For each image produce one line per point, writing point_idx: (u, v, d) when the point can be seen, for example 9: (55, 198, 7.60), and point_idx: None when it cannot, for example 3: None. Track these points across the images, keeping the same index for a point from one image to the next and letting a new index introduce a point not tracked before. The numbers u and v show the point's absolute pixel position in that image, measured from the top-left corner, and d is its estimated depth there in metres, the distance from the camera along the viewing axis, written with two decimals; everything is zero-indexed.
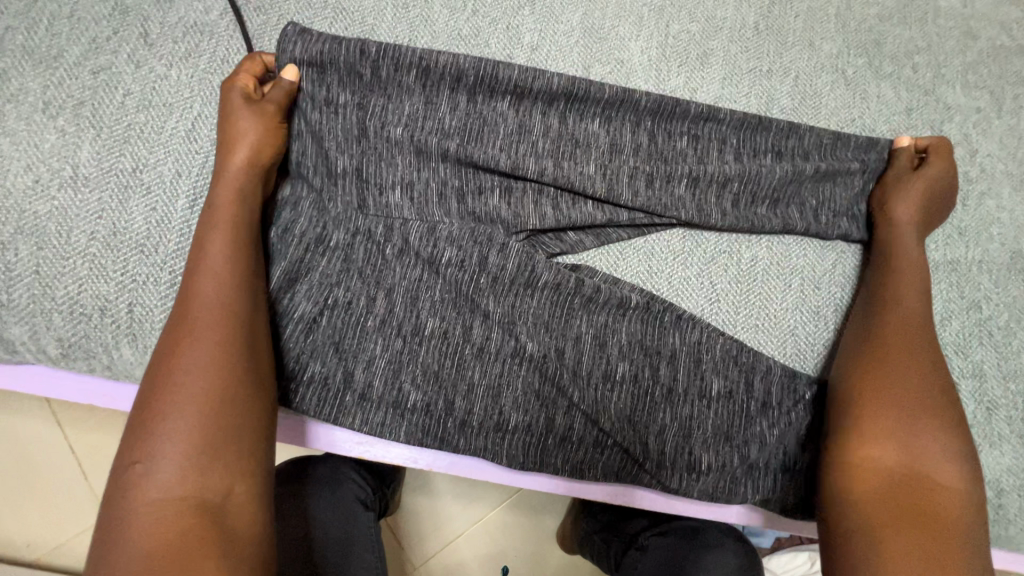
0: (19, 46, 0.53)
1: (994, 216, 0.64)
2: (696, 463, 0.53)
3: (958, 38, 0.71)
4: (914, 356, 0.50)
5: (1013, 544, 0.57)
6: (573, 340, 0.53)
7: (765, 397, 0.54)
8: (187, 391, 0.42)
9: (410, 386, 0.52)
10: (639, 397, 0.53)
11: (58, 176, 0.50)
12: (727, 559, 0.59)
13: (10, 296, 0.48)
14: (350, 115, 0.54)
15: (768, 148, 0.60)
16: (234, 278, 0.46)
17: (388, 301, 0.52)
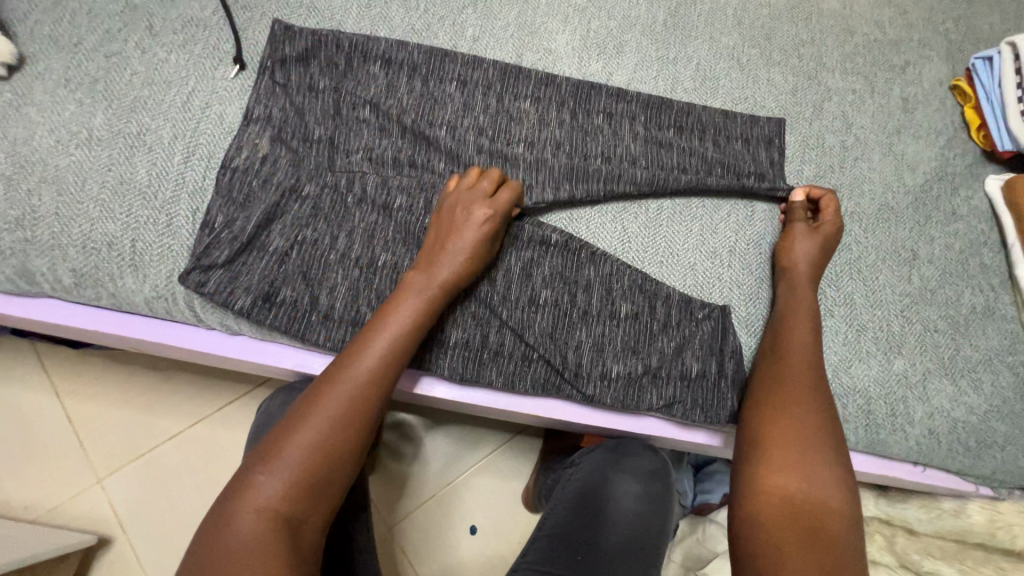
0: (46, 35, 0.64)
1: (865, 176, 0.76)
2: (607, 373, 0.64)
3: (838, 32, 0.84)
4: (798, 373, 0.58)
5: (884, 445, 0.68)
6: (503, 271, 0.65)
7: (666, 318, 0.65)
8: (310, 438, 0.51)
9: (367, 309, 0.62)
10: (559, 317, 0.64)
11: (76, 137, 0.61)
12: (642, 464, 0.72)
13: (34, 233, 0.59)
14: (325, 96, 0.67)
15: (668, 125, 0.74)
16: (401, 349, 0.56)
17: (349, 239, 0.63)
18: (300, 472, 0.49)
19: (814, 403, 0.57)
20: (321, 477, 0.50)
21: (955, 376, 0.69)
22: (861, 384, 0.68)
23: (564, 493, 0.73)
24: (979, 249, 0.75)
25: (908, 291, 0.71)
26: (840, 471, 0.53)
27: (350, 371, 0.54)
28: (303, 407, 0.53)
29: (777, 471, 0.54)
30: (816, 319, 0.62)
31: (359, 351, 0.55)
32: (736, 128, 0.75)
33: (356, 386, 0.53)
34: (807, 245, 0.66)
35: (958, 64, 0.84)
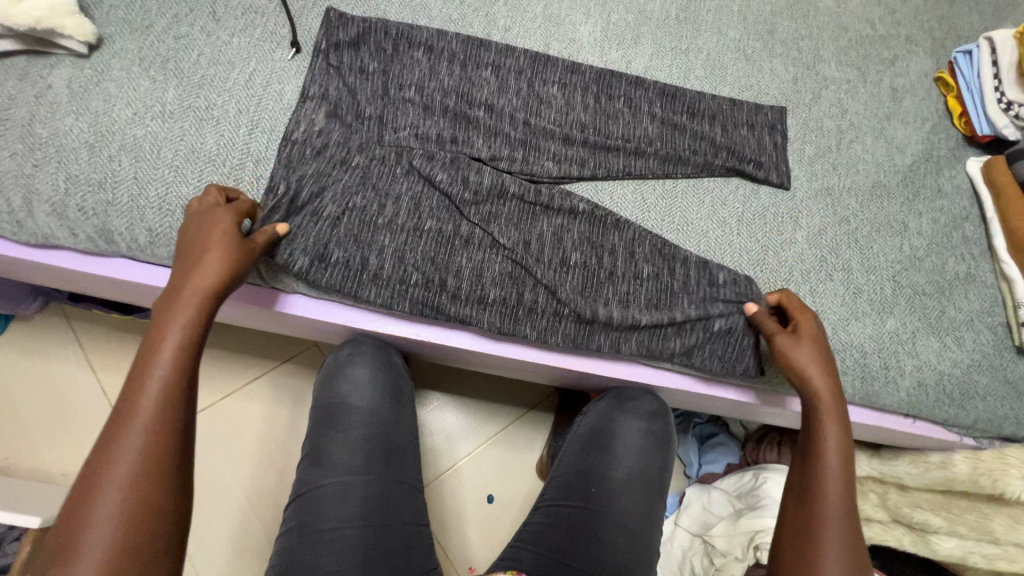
0: (120, 18, 0.70)
1: (859, 156, 0.84)
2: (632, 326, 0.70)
3: (834, 28, 0.92)
4: (827, 492, 0.59)
5: (879, 396, 0.75)
6: (537, 235, 0.71)
7: (685, 279, 0.72)
8: (111, 505, 0.46)
9: (413, 269, 0.68)
10: (589, 277, 0.71)
11: (151, 110, 0.67)
12: (645, 406, 0.78)
13: (114, 195, 0.65)
14: (375, 78, 0.73)
15: (682, 107, 0.81)
16: (183, 365, 0.52)
17: (395, 206, 0.69)
18: (118, 521, 0.46)
19: (841, 518, 0.57)
20: (145, 525, 0.47)
21: (941, 334, 0.76)
22: (857, 340, 0.75)
23: (574, 439, 0.80)
24: (962, 223, 0.83)
25: (899, 258, 0.79)
26: None
27: (143, 404, 0.49)
28: (99, 451, 0.48)
29: None
30: (843, 426, 0.62)
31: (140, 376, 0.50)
32: (745, 115, 0.82)
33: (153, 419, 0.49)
34: (806, 357, 0.64)
35: (942, 59, 0.93)
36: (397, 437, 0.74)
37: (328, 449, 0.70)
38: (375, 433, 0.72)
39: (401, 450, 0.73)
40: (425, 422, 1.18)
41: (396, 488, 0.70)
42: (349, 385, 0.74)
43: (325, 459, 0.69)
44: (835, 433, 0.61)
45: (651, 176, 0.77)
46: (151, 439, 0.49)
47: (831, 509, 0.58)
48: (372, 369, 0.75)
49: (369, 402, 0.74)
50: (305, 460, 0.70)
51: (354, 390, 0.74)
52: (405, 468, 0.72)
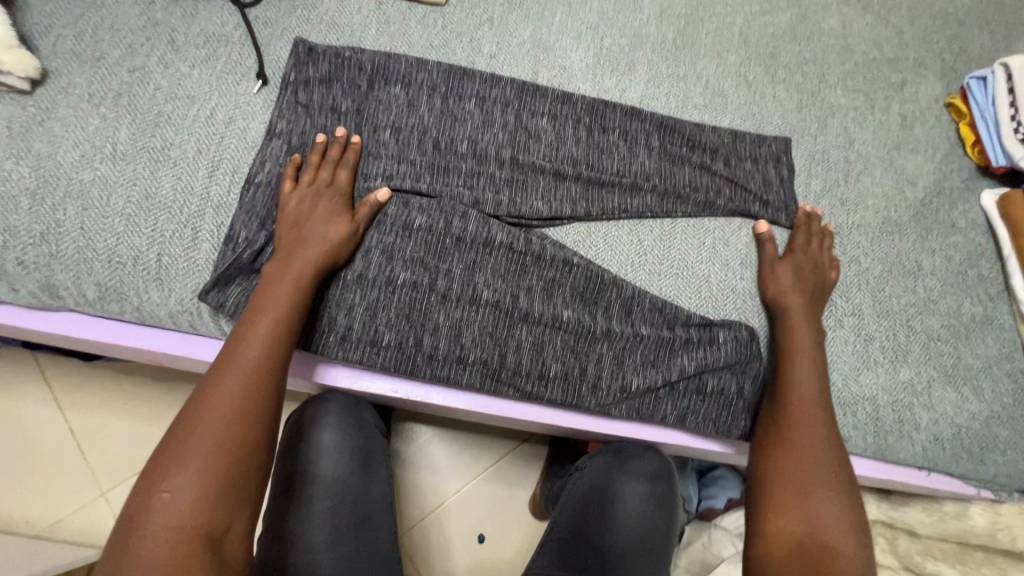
0: (68, 50, 0.64)
1: (868, 190, 0.79)
2: (626, 381, 0.65)
3: (839, 51, 0.87)
4: (804, 401, 0.61)
5: (892, 452, 0.70)
6: (526, 289, 0.65)
7: (687, 335, 0.67)
8: (208, 440, 0.48)
9: (385, 328, 0.62)
10: (581, 333, 0.65)
11: (101, 151, 0.61)
12: (646, 467, 0.72)
13: (58, 247, 0.59)
14: (348, 119, 0.67)
15: (681, 139, 0.76)
16: (284, 330, 0.55)
17: (366, 259, 0.63)
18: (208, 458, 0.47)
19: (819, 433, 0.59)
20: (237, 466, 0.48)
21: (958, 383, 0.72)
22: (868, 391, 0.70)
23: (570, 501, 0.75)
24: (977, 260, 0.78)
25: (913, 301, 0.74)
26: (843, 506, 0.56)
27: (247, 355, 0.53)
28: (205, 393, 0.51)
29: (790, 510, 0.56)
30: (816, 333, 0.65)
31: (232, 364, 0.52)
32: (747, 147, 0.77)
33: (252, 375, 0.52)
34: (789, 275, 0.68)
35: (953, 82, 0.88)
36: (369, 504, 0.68)
37: (293, 520, 0.64)
38: (344, 502, 0.67)
39: (375, 518, 0.68)
40: (413, 459, 1.13)
41: (367, 561, 0.65)
42: (315, 451, 0.68)
43: (290, 533, 0.63)
44: (809, 366, 0.63)
45: (650, 215, 0.71)
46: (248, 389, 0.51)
47: (807, 410, 0.61)
48: (341, 432, 0.69)
49: (336, 469, 0.68)
50: (269, 533, 0.64)
51: (320, 457, 0.68)
52: (378, 539, 0.67)
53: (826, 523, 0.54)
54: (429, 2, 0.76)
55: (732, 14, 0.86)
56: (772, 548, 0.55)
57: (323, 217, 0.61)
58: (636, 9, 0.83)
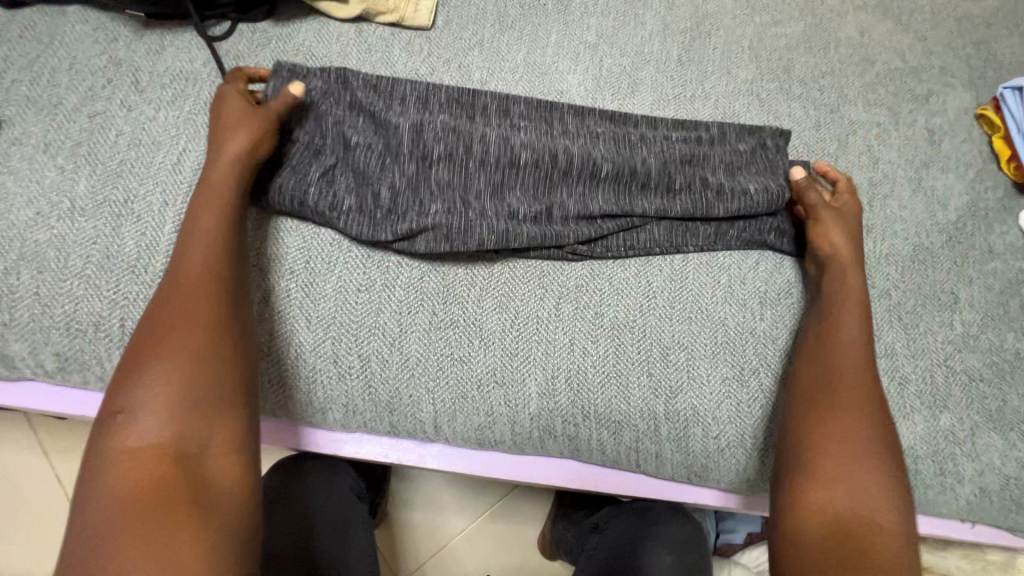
0: (23, 96, 0.60)
1: (896, 215, 0.73)
2: (658, 121, 0.68)
3: (858, 62, 0.81)
4: (847, 383, 0.55)
5: (933, 506, 0.64)
6: (562, 152, 0.63)
7: (718, 187, 0.65)
8: (172, 355, 0.48)
9: (434, 144, 0.62)
10: (619, 141, 0.66)
11: (57, 208, 0.56)
12: (675, 534, 0.68)
13: (12, 315, 0.54)
14: (321, 144, 0.62)
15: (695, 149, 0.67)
16: (231, 251, 0.53)
17: (399, 132, 0.62)
18: (182, 373, 0.47)
19: (864, 396, 0.55)
20: (217, 370, 0.49)
21: (1004, 429, 0.65)
22: (906, 443, 0.63)
23: (589, 565, 0.70)
24: (1020, 289, 0.71)
25: (951, 337, 0.67)
26: (880, 482, 0.51)
27: (191, 275, 0.51)
28: (147, 329, 0.49)
29: (824, 486, 0.52)
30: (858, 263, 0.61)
31: (168, 298, 0.50)
32: (733, 136, 0.68)
33: (207, 293, 0.51)
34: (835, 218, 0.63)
35: (982, 92, 0.81)
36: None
37: None
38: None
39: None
40: (410, 501, 1.07)
41: None
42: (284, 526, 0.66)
43: None
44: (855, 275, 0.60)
45: (658, 251, 0.65)
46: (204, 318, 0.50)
47: (846, 362, 0.56)
48: (315, 504, 0.67)
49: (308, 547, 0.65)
50: None
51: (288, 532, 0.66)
52: None
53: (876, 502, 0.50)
54: (414, 26, 0.71)
55: (741, 26, 0.80)
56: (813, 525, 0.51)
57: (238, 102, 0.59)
58: (638, 25, 0.77)
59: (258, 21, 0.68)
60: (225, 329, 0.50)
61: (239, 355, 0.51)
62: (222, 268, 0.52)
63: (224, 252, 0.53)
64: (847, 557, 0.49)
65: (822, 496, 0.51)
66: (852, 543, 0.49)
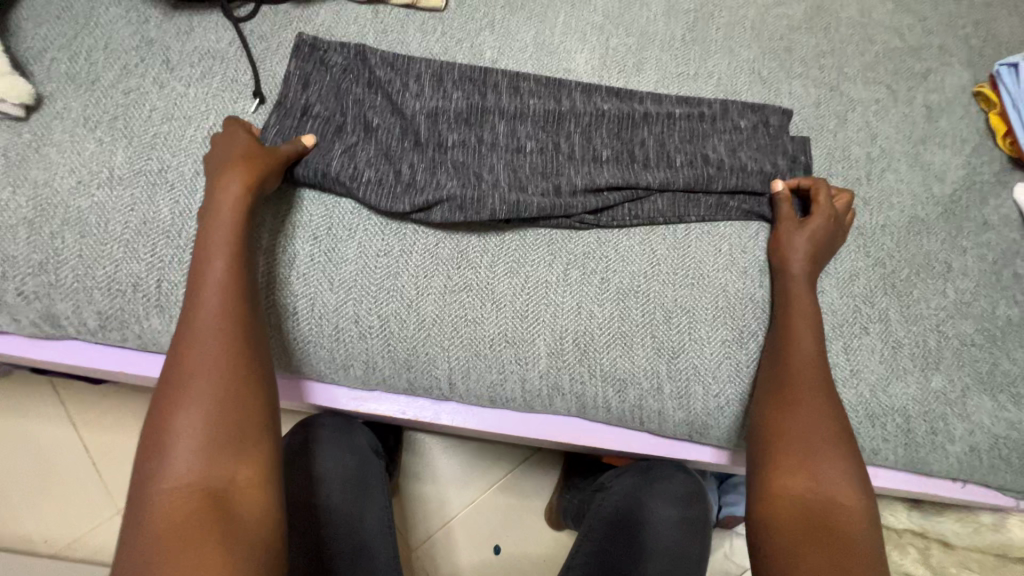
0: (62, 74, 0.63)
1: (893, 188, 0.75)
2: (662, 99, 0.73)
3: (858, 42, 0.83)
4: (803, 383, 0.58)
5: (925, 463, 0.67)
6: (565, 136, 0.69)
7: (718, 163, 0.69)
8: (199, 391, 0.48)
9: (448, 131, 0.67)
10: (622, 121, 0.70)
11: (97, 177, 0.60)
12: (677, 489, 0.72)
13: (57, 276, 0.58)
14: (342, 122, 0.65)
15: (695, 124, 0.72)
16: (240, 277, 0.53)
17: (416, 116, 0.67)
18: (207, 406, 0.48)
19: (822, 396, 0.58)
20: (236, 403, 0.49)
21: (994, 391, 0.67)
22: (899, 403, 0.66)
23: (595, 523, 0.73)
24: (1013, 259, 0.73)
25: (944, 304, 0.70)
26: (850, 465, 0.55)
27: (206, 306, 0.51)
28: (170, 366, 0.50)
29: (796, 476, 0.55)
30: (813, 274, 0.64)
31: (189, 329, 0.51)
32: (734, 113, 0.73)
33: (219, 327, 0.51)
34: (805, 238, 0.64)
35: (980, 70, 0.83)
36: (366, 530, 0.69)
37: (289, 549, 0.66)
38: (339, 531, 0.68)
39: (371, 548, 0.68)
40: (422, 473, 1.11)
41: None
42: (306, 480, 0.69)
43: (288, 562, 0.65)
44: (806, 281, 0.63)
45: (662, 220, 0.68)
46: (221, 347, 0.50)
47: (806, 362, 0.59)
48: (334, 459, 0.71)
49: (329, 498, 0.69)
50: None
51: (313, 488, 0.69)
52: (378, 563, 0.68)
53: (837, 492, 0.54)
54: (428, 8, 0.74)
55: (744, 7, 0.82)
56: (779, 515, 0.54)
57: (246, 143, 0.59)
58: (643, 6, 0.80)
59: (280, 3, 0.71)
60: (241, 365, 0.50)
61: (258, 394, 0.51)
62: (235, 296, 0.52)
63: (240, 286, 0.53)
64: (817, 530, 0.52)
65: (787, 485, 0.55)
66: (817, 522, 0.52)
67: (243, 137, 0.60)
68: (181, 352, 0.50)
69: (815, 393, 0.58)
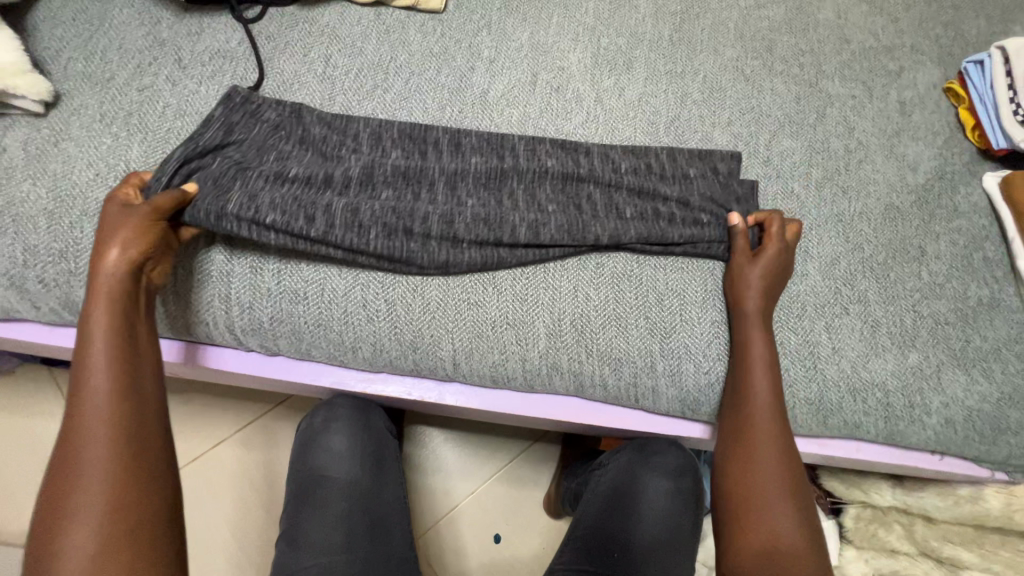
0: (79, 72, 0.66)
1: (869, 177, 0.80)
2: (609, 154, 0.73)
3: (835, 41, 0.88)
4: (761, 432, 0.62)
5: (904, 436, 0.71)
6: (508, 192, 0.68)
7: (669, 216, 0.69)
8: (90, 490, 0.50)
9: (384, 185, 0.66)
10: (568, 178, 0.70)
11: (114, 170, 0.63)
12: (670, 463, 0.75)
13: (77, 264, 0.60)
14: (272, 172, 0.64)
15: (642, 176, 0.72)
16: (120, 367, 0.54)
17: (348, 174, 0.65)
18: (98, 505, 0.50)
19: (778, 444, 0.62)
20: (127, 495, 0.51)
21: (967, 366, 0.71)
22: (879, 378, 0.70)
23: (594, 498, 0.78)
24: (982, 243, 0.78)
25: (919, 286, 0.74)
26: (799, 511, 0.61)
27: (87, 402, 0.52)
28: (56, 467, 0.51)
29: (751, 529, 0.61)
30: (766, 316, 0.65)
31: (75, 428, 0.52)
32: (682, 162, 0.73)
33: (101, 418, 0.52)
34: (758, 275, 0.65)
35: (950, 68, 0.88)
36: (381, 507, 0.74)
37: (306, 525, 0.69)
38: (360, 505, 0.72)
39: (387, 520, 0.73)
40: (426, 460, 1.14)
41: (386, 560, 0.70)
42: (326, 455, 0.73)
43: (304, 538, 0.68)
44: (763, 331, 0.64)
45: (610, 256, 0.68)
46: (107, 441, 0.52)
47: (762, 412, 0.63)
48: (351, 436, 0.73)
49: (349, 473, 0.73)
50: (283, 538, 0.69)
51: (330, 463, 0.73)
52: (392, 537, 0.72)
53: (785, 535, 0.60)
54: (427, 10, 0.78)
55: (726, 9, 0.87)
56: (738, 557, 0.61)
57: (117, 210, 0.57)
58: (632, 8, 0.84)
59: (287, 5, 0.74)
60: (129, 455, 0.52)
61: (152, 480, 0.52)
62: (116, 386, 0.53)
63: (115, 376, 0.54)
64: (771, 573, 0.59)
65: (746, 533, 0.61)
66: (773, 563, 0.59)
67: (120, 204, 0.58)
68: (69, 449, 0.52)
69: (772, 440, 0.62)
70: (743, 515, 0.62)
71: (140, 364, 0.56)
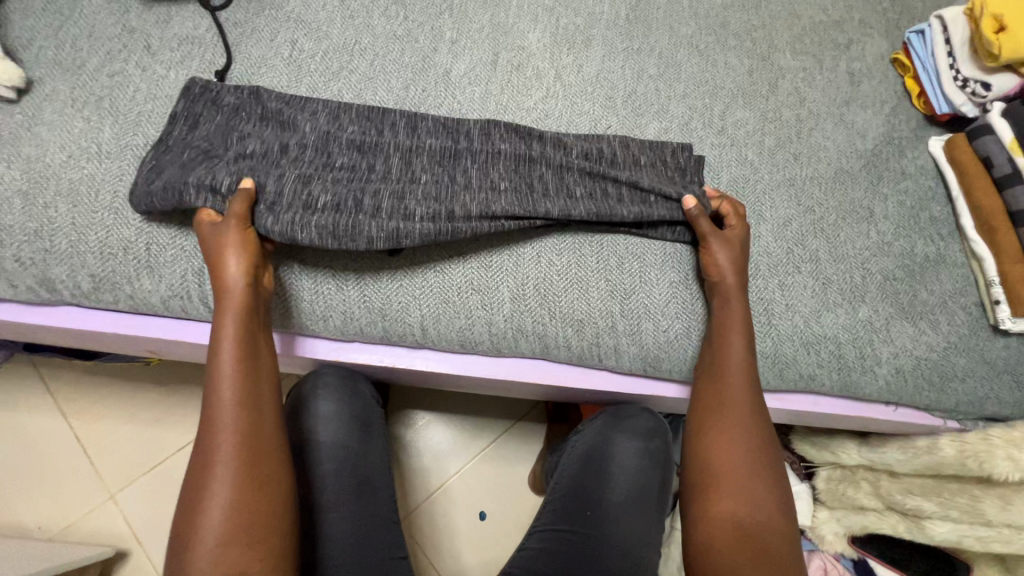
0: (51, 60, 0.68)
1: (820, 144, 0.83)
2: (560, 139, 0.75)
3: (786, 17, 0.91)
4: (736, 411, 0.64)
5: (857, 386, 0.74)
6: (461, 171, 0.70)
7: (619, 195, 0.71)
8: (221, 496, 0.53)
9: (340, 166, 0.68)
10: (520, 158, 0.72)
11: (86, 152, 0.65)
12: (641, 424, 0.80)
13: (52, 242, 0.63)
14: (228, 157, 0.65)
15: (592, 159, 0.74)
16: (249, 380, 0.58)
17: (304, 158, 0.67)
18: (228, 509, 0.53)
19: (749, 423, 0.64)
20: (258, 499, 0.55)
21: (915, 318, 0.75)
22: (830, 331, 0.73)
23: (570, 460, 0.81)
24: (929, 203, 0.82)
25: (867, 245, 0.78)
26: (775, 492, 0.63)
27: (223, 411, 0.56)
28: (197, 465, 0.55)
29: (725, 507, 0.62)
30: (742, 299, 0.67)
31: (211, 434, 0.55)
32: (634, 150, 0.76)
33: (235, 429, 0.55)
34: (727, 255, 0.67)
35: (897, 39, 0.92)
36: (366, 468, 0.76)
37: None
38: (341, 470, 0.74)
39: (371, 482, 0.76)
40: (413, 442, 1.16)
41: (370, 521, 0.73)
42: (314, 419, 0.75)
43: None
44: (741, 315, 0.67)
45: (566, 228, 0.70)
46: (240, 448, 0.55)
47: (736, 392, 0.64)
48: (337, 401, 0.77)
49: (335, 436, 0.76)
50: None
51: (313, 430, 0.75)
52: (376, 499, 0.75)
53: (759, 512, 0.62)
54: None
55: None
56: (715, 536, 0.62)
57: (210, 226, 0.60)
58: None
59: None
60: (263, 462, 0.56)
61: (282, 486, 0.57)
62: (248, 393, 0.57)
63: (254, 386, 0.58)
64: (754, 554, 0.60)
65: (722, 510, 0.62)
66: (749, 543, 0.60)
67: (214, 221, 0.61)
68: (208, 453, 0.55)
69: (746, 421, 0.64)
70: (713, 485, 0.63)
71: (263, 375, 0.59)
